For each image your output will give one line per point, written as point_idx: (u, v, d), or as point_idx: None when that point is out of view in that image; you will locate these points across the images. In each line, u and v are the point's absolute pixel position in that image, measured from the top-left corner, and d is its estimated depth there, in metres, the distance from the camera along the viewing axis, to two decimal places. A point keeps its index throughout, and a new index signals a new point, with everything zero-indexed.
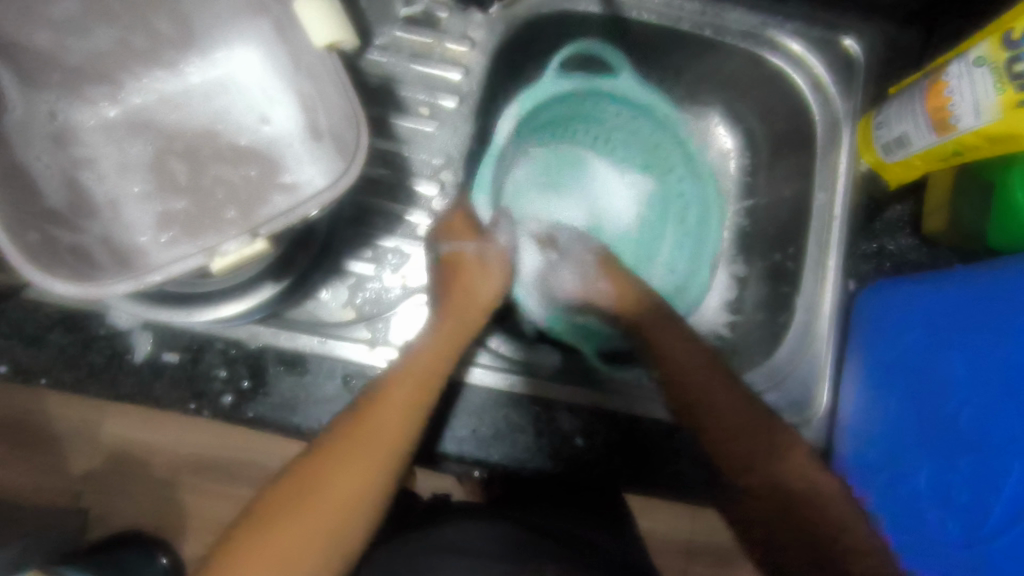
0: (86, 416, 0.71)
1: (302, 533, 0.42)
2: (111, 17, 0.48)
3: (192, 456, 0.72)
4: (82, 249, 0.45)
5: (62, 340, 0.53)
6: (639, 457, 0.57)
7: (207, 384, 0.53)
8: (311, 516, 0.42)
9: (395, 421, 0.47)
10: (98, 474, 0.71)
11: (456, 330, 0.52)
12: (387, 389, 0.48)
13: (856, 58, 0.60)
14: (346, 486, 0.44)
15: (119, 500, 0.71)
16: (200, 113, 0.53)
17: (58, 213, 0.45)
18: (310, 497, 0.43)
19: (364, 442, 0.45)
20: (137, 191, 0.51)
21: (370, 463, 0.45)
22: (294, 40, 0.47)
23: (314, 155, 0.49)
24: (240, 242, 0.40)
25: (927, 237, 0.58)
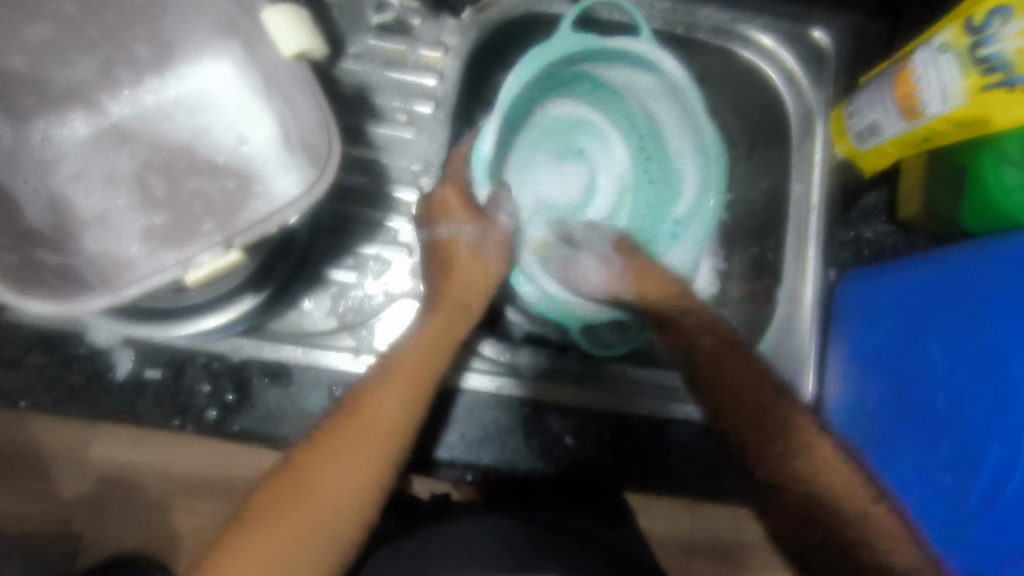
0: (75, 439, 0.70)
1: (298, 535, 0.43)
2: (86, 42, 0.48)
3: (180, 475, 0.71)
4: (66, 269, 0.45)
5: (40, 361, 0.53)
6: (629, 452, 0.57)
7: (191, 399, 0.53)
8: (304, 519, 0.43)
9: (385, 423, 0.46)
10: (89, 496, 0.70)
11: (451, 322, 0.52)
12: (378, 393, 0.47)
13: (826, 49, 0.61)
14: (341, 489, 0.44)
15: (113, 520, 0.71)
16: (176, 127, 0.52)
17: (41, 235, 0.45)
18: (304, 498, 0.43)
19: (354, 442, 0.45)
20: (117, 208, 0.50)
21: (357, 475, 0.45)
22: (265, 53, 0.46)
23: (289, 167, 0.49)
24: (213, 253, 0.40)
25: (902, 222, 0.59)
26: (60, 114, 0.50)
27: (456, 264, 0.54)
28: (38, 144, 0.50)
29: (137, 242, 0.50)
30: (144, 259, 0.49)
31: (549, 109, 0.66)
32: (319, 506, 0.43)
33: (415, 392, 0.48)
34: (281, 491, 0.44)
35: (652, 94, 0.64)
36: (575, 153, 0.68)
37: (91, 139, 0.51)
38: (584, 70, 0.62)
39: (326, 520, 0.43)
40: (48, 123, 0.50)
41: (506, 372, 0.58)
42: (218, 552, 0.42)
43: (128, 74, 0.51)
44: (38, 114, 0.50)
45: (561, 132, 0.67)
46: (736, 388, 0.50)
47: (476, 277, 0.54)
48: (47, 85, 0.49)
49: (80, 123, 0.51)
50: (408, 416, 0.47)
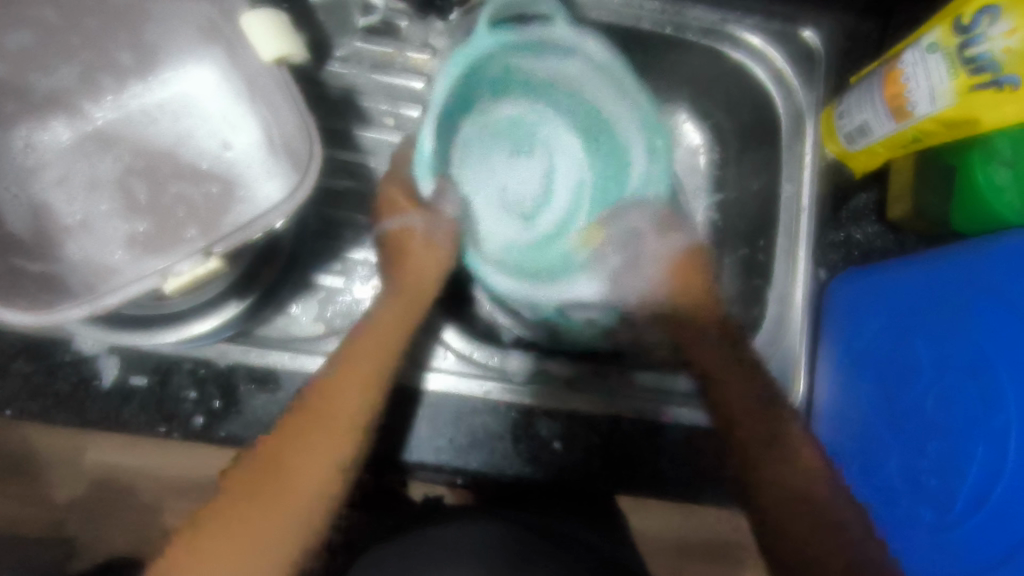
0: (66, 445, 0.69)
1: (256, 538, 0.41)
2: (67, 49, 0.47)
3: (170, 480, 0.71)
4: (48, 278, 0.44)
5: (25, 368, 0.52)
6: (619, 455, 0.57)
7: (176, 406, 0.53)
8: (262, 520, 0.42)
9: (346, 412, 0.46)
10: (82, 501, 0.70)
11: (406, 314, 0.51)
12: (337, 380, 0.47)
13: (815, 48, 0.61)
14: (300, 488, 0.43)
15: (106, 524, 0.71)
16: (159, 132, 0.52)
17: (23, 244, 0.45)
18: (262, 499, 0.42)
19: (313, 440, 0.44)
20: (100, 214, 0.50)
21: (323, 460, 0.44)
22: (246, 58, 0.46)
23: (272, 172, 0.48)
24: (192, 262, 0.40)
25: (892, 223, 0.58)
26: (44, 121, 0.50)
27: (408, 259, 0.53)
28: (21, 151, 0.50)
29: (121, 249, 0.49)
30: (127, 266, 0.48)
31: (493, 109, 0.63)
32: (279, 507, 0.42)
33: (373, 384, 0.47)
34: (236, 494, 0.42)
35: (588, 83, 0.59)
36: (524, 148, 0.65)
37: (74, 146, 0.51)
38: (515, 63, 0.58)
39: (287, 520, 0.42)
40: (31, 129, 0.50)
41: (494, 377, 0.58)
42: (180, 545, 0.41)
43: (111, 80, 0.50)
44: (20, 120, 0.49)
45: (506, 129, 0.64)
46: (749, 401, 0.50)
47: (429, 271, 0.53)
48: (28, 92, 0.48)
49: (63, 129, 0.51)
50: (367, 410, 0.47)
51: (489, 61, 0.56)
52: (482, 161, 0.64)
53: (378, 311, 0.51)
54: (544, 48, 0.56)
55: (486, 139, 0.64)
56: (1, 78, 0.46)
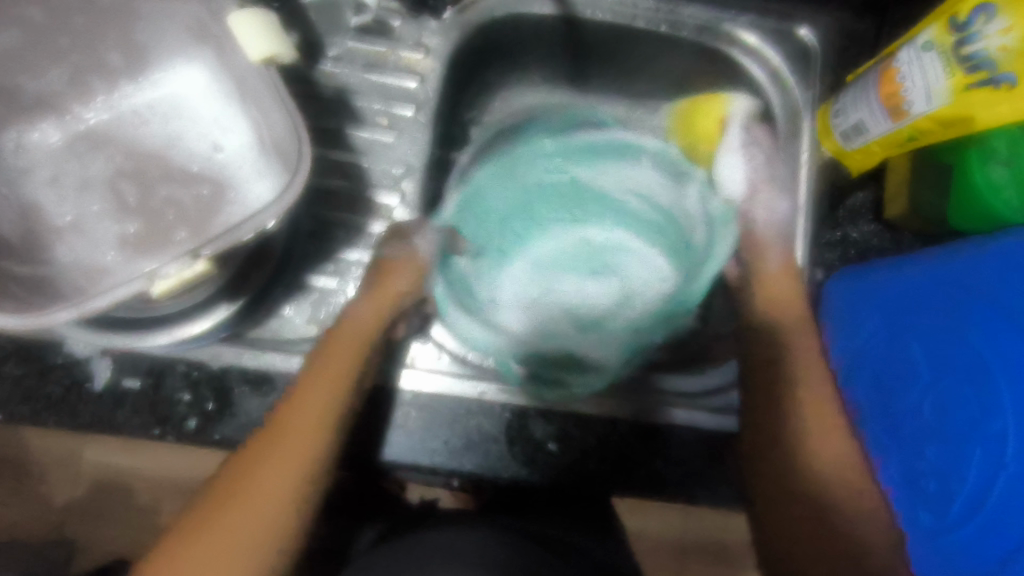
0: (65, 446, 0.69)
1: (220, 549, 0.41)
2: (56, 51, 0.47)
3: (166, 481, 0.71)
4: (36, 281, 0.44)
5: (17, 371, 0.52)
6: (616, 457, 0.57)
7: (170, 408, 0.52)
8: (224, 531, 0.42)
9: (313, 412, 0.46)
10: (79, 503, 0.70)
11: (376, 319, 0.51)
12: (304, 384, 0.47)
13: (811, 46, 0.60)
14: (263, 496, 0.43)
15: (103, 525, 0.70)
16: (148, 134, 0.51)
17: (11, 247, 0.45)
18: (226, 508, 0.42)
19: (276, 445, 0.44)
20: (91, 215, 0.49)
21: (286, 465, 0.44)
22: (236, 58, 0.46)
23: (263, 173, 0.48)
24: (180, 264, 0.40)
25: (889, 222, 0.58)
26: (34, 121, 0.50)
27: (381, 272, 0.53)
28: (12, 152, 0.50)
29: (112, 250, 0.49)
30: (119, 267, 0.48)
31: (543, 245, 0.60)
32: (241, 515, 0.42)
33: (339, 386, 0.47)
34: (207, 505, 0.43)
35: (656, 186, 0.59)
36: (598, 269, 0.59)
37: (64, 146, 0.51)
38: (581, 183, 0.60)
39: (249, 529, 0.42)
40: (22, 130, 0.50)
41: (488, 377, 0.57)
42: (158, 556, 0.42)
43: (101, 80, 0.50)
44: (12, 122, 0.49)
45: (574, 259, 0.59)
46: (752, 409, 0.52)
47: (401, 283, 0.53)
48: (18, 94, 0.48)
49: (53, 129, 0.51)
50: (332, 413, 0.46)
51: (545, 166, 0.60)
52: (546, 279, 0.59)
53: (344, 324, 0.51)
54: (599, 158, 0.59)
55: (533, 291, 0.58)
56: None
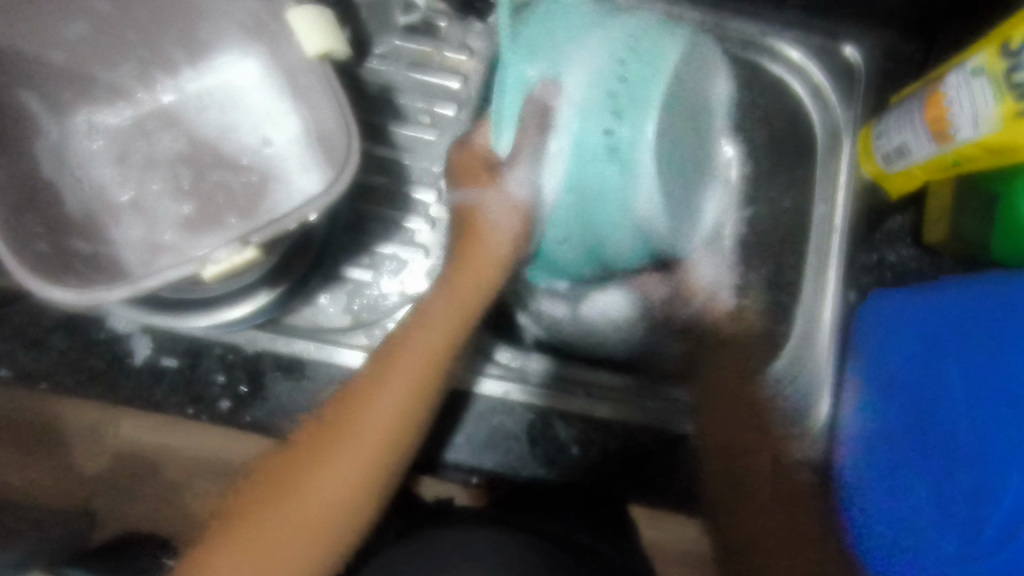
0: (95, 416, 0.69)
1: (275, 542, 0.44)
2: (127, 44, 0.48)
3: (183, 460, 0.71)
4: (99, 258, 0.45)
5: (62, 343, 0.54)
6: (636, 458, 0.57)
7: (205, 389, 0.54)
8: (268, 538, 0.44)
9: (386, 416, 0.47)
10: (106, 474, 0.70)
11: (460, 317, 0.51)
12: (370, 387, 0.48)
13: (855, 65, 0.61)
14: (316, 502, 0.45)
15: (128, 499, 0.71)
16: (207, 127, 0.51)
17: (76, 222, 0.46)
18: (270, 513, 0.44)
19: (339, 451, 0.46)
20: (151, 194, 0.50)
21: (350, 475, 0.46)
22: (290, 54, 0.47)
23: (309, 166, 0.49)
24: (230, 250, 0.41)
25: (926, 246, 0.58)
26: (99, 105, 0.50)
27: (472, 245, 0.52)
28: (84, 135, 0.49)
29: (170, 229, 0.49)
30: (177, 246, 0.49)
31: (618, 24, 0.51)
32: (293, 522, 0.44)
33: (418, 391, 0.48)
34: (258, 498, 0.45)
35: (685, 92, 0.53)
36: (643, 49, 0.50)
37: (127, 127, 0.51)
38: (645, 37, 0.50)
39: (292, 540, 0.44)
40: (90, 113, 0.50)
41: (514, 378, 0.58)
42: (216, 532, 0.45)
43: (163, 74, 0.50)
44: (80, 105, 0.49)
45: (631, 54, 0.50)
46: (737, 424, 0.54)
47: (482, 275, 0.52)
48: (90, 82, 0.49)
49: (115, 114, 0.50)
50: (400, 425, 0.47)
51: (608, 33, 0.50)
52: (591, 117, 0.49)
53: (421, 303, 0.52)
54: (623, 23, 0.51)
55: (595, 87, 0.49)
56: (63, 66, 0.47)
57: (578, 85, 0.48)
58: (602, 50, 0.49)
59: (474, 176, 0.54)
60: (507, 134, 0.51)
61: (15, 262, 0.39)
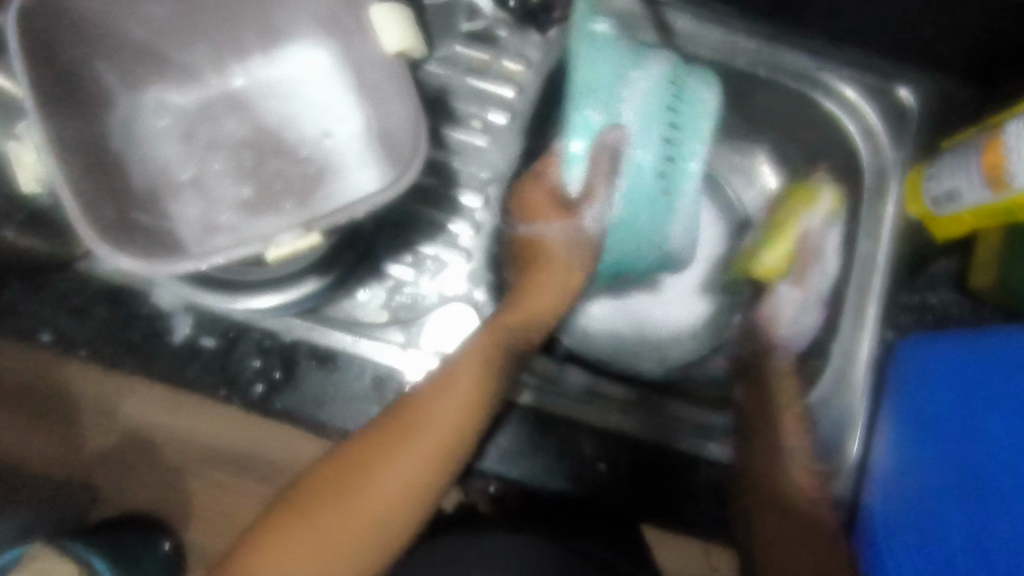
0: (106, 392, 0.68)
1: (324, 536, 0.47)
2: (203, 28, 0.49)
3: (200, 445, 0.69)
4: (158, 233, 0.46)
5: (105, 314, 0.54)
6: (646, 468, 0.56)
7: (239, 371, 0.54)
8: (319, 530, 0.47)
9: (440, 432, 0.50)
10: (111, 453, 0.69)
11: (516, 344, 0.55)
12: (426, 401, 0.51)
13: (908, 108, 0.60)
14: (367, 505, 0.48)
15: (130, 480, 0.69)
16: (266, 113, 0.51)
17: (137, 195, 0.47)
18: (322, 510, 0.48)
19: (405, 451, 0.49)
20: (212, 174, 0.50)
21: (401, 483, 0.49)
22: (362, 51, 0.48)
23: (369, 162, 0.50)
24: (294, 234, 0.42)
25: (969, 291, 0.58)
26: (171, 85, 0.50)
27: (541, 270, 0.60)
28: (154, 111, 0.50)
29: (229, 210, 0.50)
30: (234, 228, 0.49)
31: (663, 66, 0.55)
32: (342, 522, 0.47)
33: (470, 412, 0.51)
34: (313, 492, 0.49)
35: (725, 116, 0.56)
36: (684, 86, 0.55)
37: (194, 109, 0.51)
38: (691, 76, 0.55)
39: (339, 538, 0.47)
40: (162, 92, 0.50)
41: (546, 387, 0.58)
42: (269, 520, 0.48)
43: (236, 62, 0.51)
44: (153, 82, 0.49)
45: (676, 96, 0.54)
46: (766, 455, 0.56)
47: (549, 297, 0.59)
48: (165, 61, 0.49)
49: (182, 94, 0.50)
50: (452, 442, 0.50)
51: (652, 71, 0.55)
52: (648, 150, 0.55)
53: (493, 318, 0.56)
54: (666, 61, 0.55)
55: (647, 120, 0.54)
56: (139, 43, 0.48)
57: (637, 129, 0.54)
58: (656, 79, 0.55)
59: (539, 209, 0.60)
60: (576, 168, 0.56)
61: (86, 226, 0.41)
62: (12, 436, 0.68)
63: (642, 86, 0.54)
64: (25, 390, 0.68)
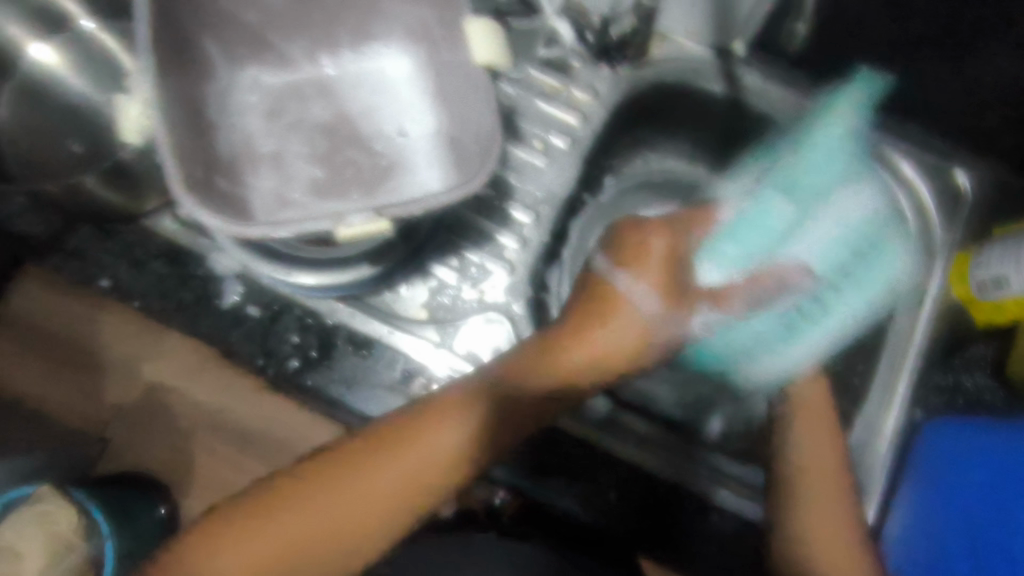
0: (132, 345, 0.59)
1: (306, 522, 0.44)
2: (305, 20, 0.52)
3: (215, 415, 0.59)
4: (235, 198, 0.49)
5: (162, 270, 0.58)
6: (656, 506, 0.57)
7: (278, 345, 0.57)
8: (301, 517, 0.44)
9: (452, 443, 0.47)
10: (125, 411, 0.59)
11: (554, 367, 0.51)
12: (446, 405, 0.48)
13: (964, 194, 0.59)
14: (355, 502, 0.45)
15: (127, 441, 0.59)
16: (348, 103, 0.54)
17: (222, 161, 0.50)
18: (309, 497, 0.45)
19: (406, 450, 0.46)
20: (291, 152, 0.53)
21: (398, 488, 0.46)
22: (448, 61, 0.51)
23: (437, 164, 0.52)
24: (364, 217, 0.44)
25: (1007, 379, 0.59)
26: (263, 64, 0.53)
27: (611, 308, 0.52)
28: (247, 87, 0.53)
29: (301, 189, 0.52)
30: (304, 204, 0.51)
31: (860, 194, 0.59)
32: (325, 514, 0.44)
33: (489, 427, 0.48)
34: (302, 477, 0.45)
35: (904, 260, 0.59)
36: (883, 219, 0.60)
37: (285, 89, 0.54)
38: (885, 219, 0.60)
39: (321, 529, 0.44)
40: (256, 71, 0.53)
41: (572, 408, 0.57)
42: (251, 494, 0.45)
43: (327, 55, 0.54)
44: (250, 61, 0.53)
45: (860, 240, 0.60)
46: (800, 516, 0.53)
47: (618, 342, 0.52)
48: (264, 44, 0.53)
49: (272, 74, 0.54)
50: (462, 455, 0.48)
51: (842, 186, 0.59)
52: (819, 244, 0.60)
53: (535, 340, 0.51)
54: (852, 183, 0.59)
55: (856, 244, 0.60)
56: (247, 25, 0.51)
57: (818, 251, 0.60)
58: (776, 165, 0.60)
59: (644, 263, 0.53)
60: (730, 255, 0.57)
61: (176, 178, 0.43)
62: (20, 374, 0.59)
63: (858, 204, 0.59)
64: (43, 327, 0.59)
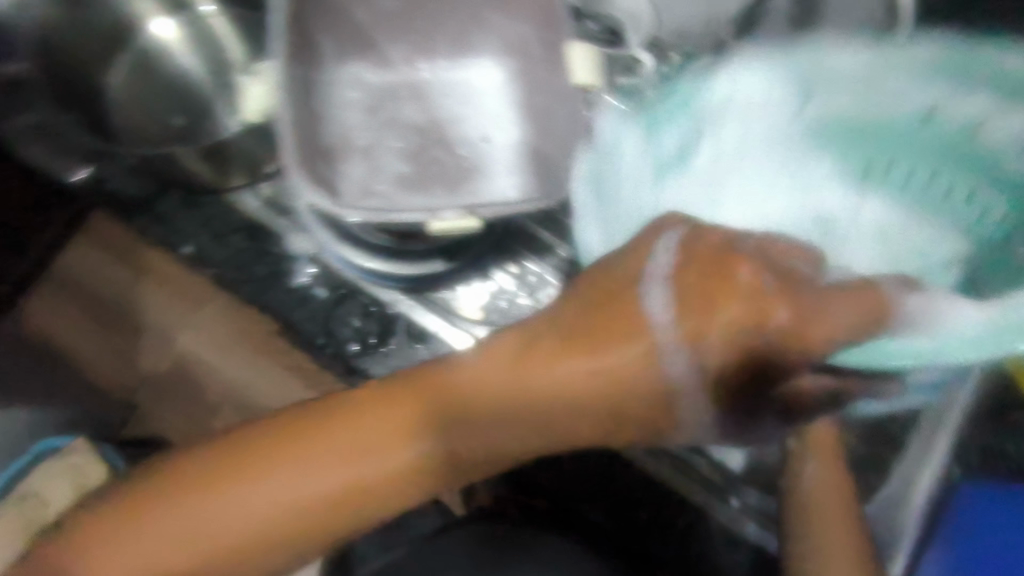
0: (171, 319, 0.67)
1: (243, 500, 0.37)
2: (410, 29, 0.57)
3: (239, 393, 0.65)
4: (331, 179, 0.52)
5: (240, 244, 0.62)
6: (681, 533, 0.58)
7: (339, 328, 0.60)
8: (238, 494, 0.37)
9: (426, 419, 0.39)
10: (158, 377, 0.67)
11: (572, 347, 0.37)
12: (425, 378, 0.40)
13: None
14: (302, 481, 0.37)
15: (167, 408, 0.67)
16: (439, 106, 0.57)
17: (328, 148, 0.54)
18: (250, 470, 0.37)
19: (371, 424, 0.39)
20: (385, 146, 0.56)
21: (352, 470, 0.38)
22: (541, 74, 0.53)
23: (517, 169, 0.54)
24: (457, 213, 0.49)
25: None
26: (365, 61, 0.57)
27: (710, 289, 0.37)
28: (349, 82, 0.56)
29: (387, 182, 0.54)
30: (388, 194, 0.53)
31: None
32: (267, 491, 0.37)
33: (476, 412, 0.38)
34: (244, 447, 0.38)
35: None
36: None
37: (382, 88, 0.57)
38: None
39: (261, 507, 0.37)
40: (357, 66, 0.57)
41: None
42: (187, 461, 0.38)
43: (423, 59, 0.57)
44: (352, 58, 0.57)
45: None
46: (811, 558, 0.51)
47: (692, 334, 0.36)
48: (370, 45, 0.57)
49: (370, 71, 0.57)
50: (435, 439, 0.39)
51: None
52: None
53: (565, 300, 0.39)
54: None
55: None
56: (360, 28, 0.57)
57: None
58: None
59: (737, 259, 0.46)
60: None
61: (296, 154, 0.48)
62: (92, 339, 0.68)
63: None
64: (106, 302, 0.68)
